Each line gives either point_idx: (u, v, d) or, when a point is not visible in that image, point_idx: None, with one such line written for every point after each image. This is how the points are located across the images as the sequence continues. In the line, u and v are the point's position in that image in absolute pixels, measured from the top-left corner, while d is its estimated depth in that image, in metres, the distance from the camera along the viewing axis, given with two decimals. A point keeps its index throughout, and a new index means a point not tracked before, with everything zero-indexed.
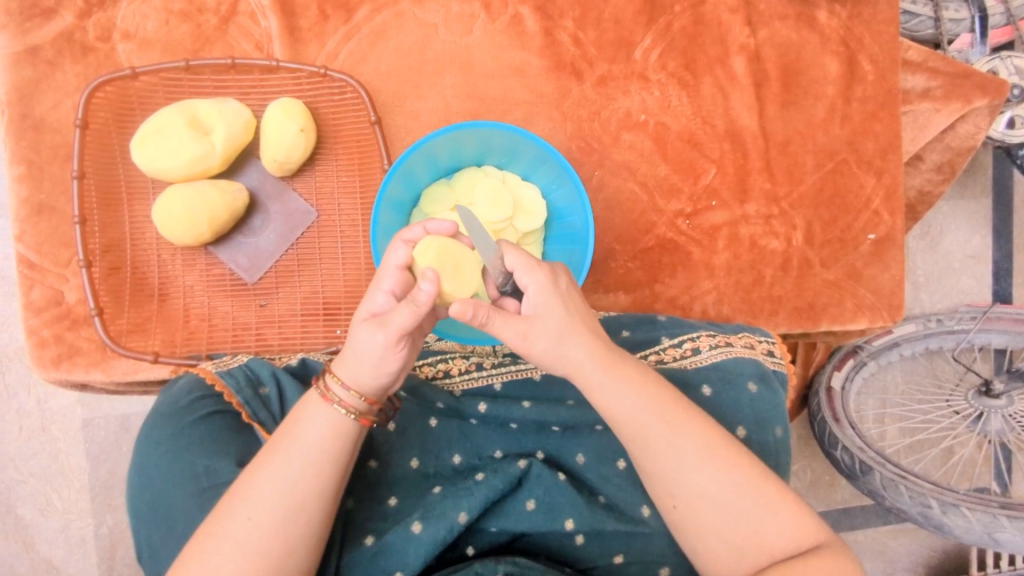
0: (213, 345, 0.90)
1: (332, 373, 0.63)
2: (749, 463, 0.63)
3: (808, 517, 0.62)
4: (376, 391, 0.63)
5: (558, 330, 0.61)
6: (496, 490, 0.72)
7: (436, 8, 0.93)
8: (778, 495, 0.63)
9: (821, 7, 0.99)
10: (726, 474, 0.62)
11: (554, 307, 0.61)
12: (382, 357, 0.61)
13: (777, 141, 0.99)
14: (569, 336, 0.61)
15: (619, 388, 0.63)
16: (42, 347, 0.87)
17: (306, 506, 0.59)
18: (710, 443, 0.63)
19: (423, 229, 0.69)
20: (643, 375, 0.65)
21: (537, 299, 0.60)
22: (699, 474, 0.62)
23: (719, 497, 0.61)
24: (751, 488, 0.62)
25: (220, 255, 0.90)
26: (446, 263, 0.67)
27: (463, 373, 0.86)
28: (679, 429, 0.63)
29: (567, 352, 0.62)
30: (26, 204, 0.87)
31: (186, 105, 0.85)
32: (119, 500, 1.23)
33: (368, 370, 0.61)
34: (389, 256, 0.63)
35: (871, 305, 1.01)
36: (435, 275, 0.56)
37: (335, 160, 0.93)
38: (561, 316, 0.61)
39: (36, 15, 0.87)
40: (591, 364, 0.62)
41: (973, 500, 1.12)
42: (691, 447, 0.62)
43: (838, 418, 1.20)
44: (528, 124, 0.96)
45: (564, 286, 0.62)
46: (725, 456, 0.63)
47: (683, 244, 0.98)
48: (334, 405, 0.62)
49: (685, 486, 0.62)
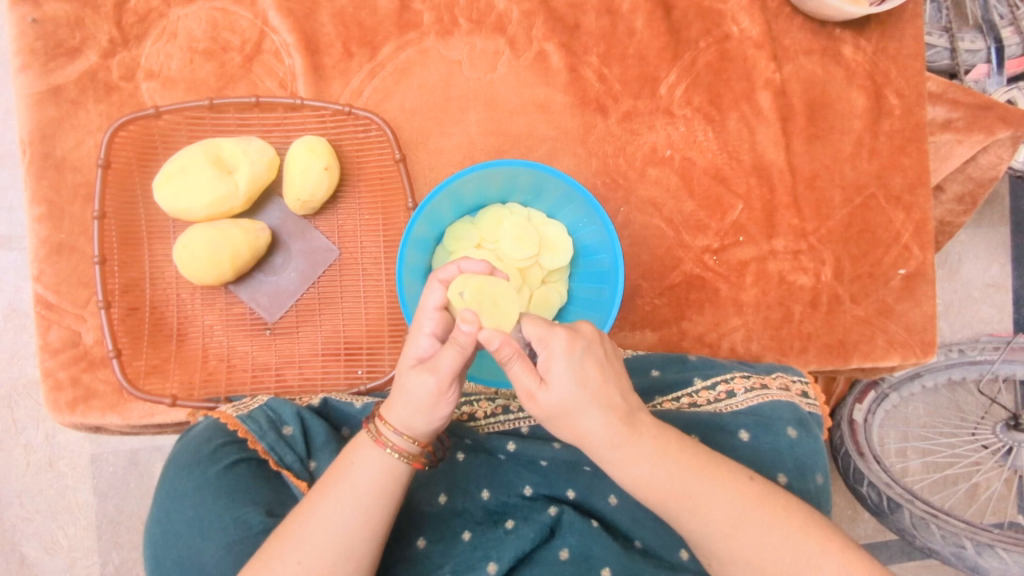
0: (232, 387, 0.88)
1: (383, 418, 0.60)
2: (789, 514, 0.58)
3: (861, 565, 0.56)
4: (430, 433, 0.61)
5: (566, 402, 0.56)
6: (527, 541, 0.69)
7: (460, 45, 0.93)
8: (822, 547, 0.57)
9: (846, 42, 0.98)
10: (761, 538, 0.57)
11: (566, 377, 0.56)
12: (432, 402, 0.58)
13: (804, 176, 0.98)
14: (580, 409, 0.57)
15: (634, 461, 0.58)
16: (58, 390, 0.85)
17: (338, 566, 0.57)
18: (740, 508, 0.58)
19: (457, 268, 0.67)
20: (662, 442, 0.59)
21: (547, 366, 0.56)
22: (731, 540, 0.57)
23: (755, 561, 0.57)
24: (791, 548, 0.57)
25: (240, 294, 0.88)
26: (484, 301, 0.64)
27: (489, 416, 0.82)
28: (704, 496, 0.58)
29: (576, 424, 0.57)
30: (45, 243, 0.86)
31: (210, 145, 0.84)
32: (127, 538, 1.19)
33: (422, 415, 0.59)
34: (425, 299, 0.61)
35: (903, 341, 0.98)
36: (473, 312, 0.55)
37: (357, 198, 0.92)
38: (571, 388, 0.56)
39: (61, 55, 0.86)
40: (604, 438, 0.57)
41: (1010, 539, 1.06)
42: (717, 515, 0.58)
43: (862, 452, 1.17)
44: (553, 159, 0.95)
45: (579, 353, 0.57)
46: (760, 517, 0.58)
47: (711, 280, 0.96)
48: (387, 449, 0.59)
49: (718, 553, 0.58)
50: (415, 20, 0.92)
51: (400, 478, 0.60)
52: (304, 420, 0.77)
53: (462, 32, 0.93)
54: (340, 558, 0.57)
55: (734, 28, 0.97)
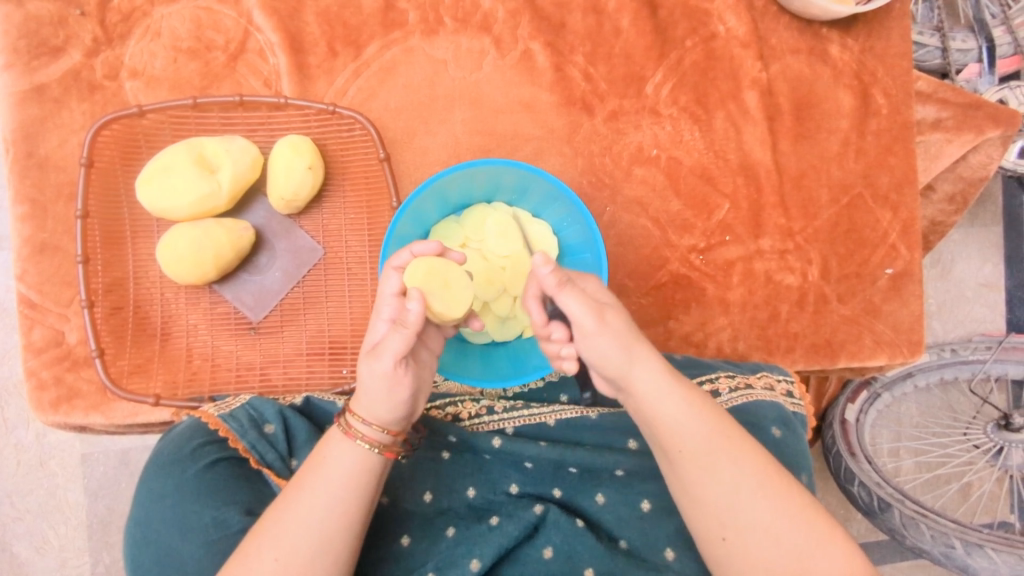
0: (216, 387, 0.87)
1: (351, 411, 0.61)
2: (802, 494, 0.60)
3: (857, 550, 0.58)
4: (398, 422, 0.62)
5: (621, 341, 0.60)
6: (509, 538, 0.69)
7: (446, 44, 0.93)
8: (830, 529, 0.58)
9: (833, 41, 0.98)
10: (780, 503, 0.58)
11: (620, 323, 0.61)
12: (391, 385, 0.59)
13: (791, 175, 0.98)
14: (630, 352, 0.61)
15: (677, 407, 0.60)
16: (41, 389, 0.84)
17: (315, 563, 0.56)
18: (763, 470, 0.60)
19: (409, 253, 0.68)
20: (702, 397, 0.62)
21: (603, 313, 0.61)
22: (753, 501, 0.58)
23: (773, 527, 0.57)
24: (805, 519, 0.58)
25: (224, 293, 0.88)
26: (434, 281, 0.66)
27: (474, 416, 0.81)
28: (734, 452, 0.60)
29: (628, 366, 0.61)
30: (29, 243, 0.86)
31: (193, 144, 0.84)
32: (117, 537, 1.19)
33: (384, 400, 0.60)
34: (383, 286, 0.64)
35: (890, 341, 0.98)
36: (419, 292, 0.59)
37: (342, 197, 0.92)
38: (624, 331, 0.61)
39: (44, 54, 0.86)
40: (655, 381, 0.61)
41: (999, 539, 1.05)
42: (744, 472, 0.59)
43: (853, 451, 1.16)
44: (539, 159, 0.95)
45: (627, 309, 0.63)
46: (780, 484, 0.59)
47: (697, 280, 0.96)
48: (357, 440, 0.60)
49: (738, 514, 0.58)
50: (400, 19, 0.92)
51: (375, 469, 0.60)
52: (286, 419, 0.76)
53: (447, 31, 0.93)
54: (317, 554, 0.56)
55: (721, 27, 0.96)
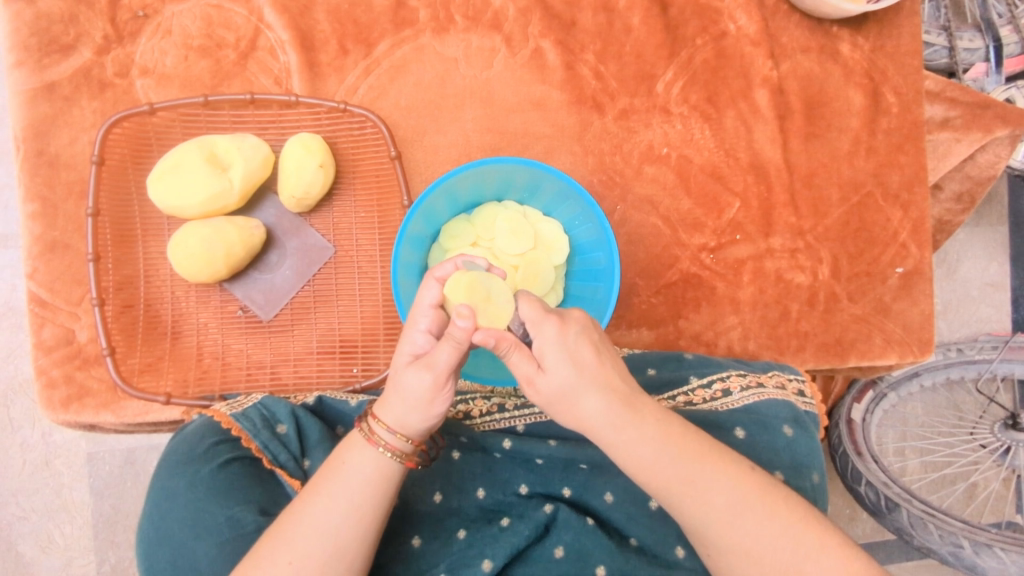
0: (227, 385, 0.87)
1: (375, 416, 0.60)
2: (789, 509, 0.58)
3: (858, 561, 0.56)
4: (422, 432, 0.60)
5: (563, 386, 0.56)
6: (521, 538, 0.69)
7: (457, 42, 0.93)
8: (820, 543, 0.57)
9: (843, 40, 0.98)
10: (760, 528, 0.57)
11: (560, 361, 0.56)
12: (427, 400, 0.58)
13: (801, 174, 0.98)
14: (577, 392, 0.57)
15: (637, 447, 0.58)
16: (51, 388, 0.84)
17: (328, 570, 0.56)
18: (740, 496, 0.58)
19: (453, 264, 0.66)
20: (669, 427, 0.60)
21: (541, 352, 0.56)
22: (730, 529, 0.57)
23: (756, 550, 0.57)
24: (790, 539, 0.57)
25: (235, 292, 0.88)
26: (476, 296, 0.62)
27: (485, 414, 0.81)
28: (706, 482, 0.58)
29: (575, 409, 0.57)
30: (39, 241, 0.86)
31: (204, 142, 0.84)
32: (123, 537, 1.19)
33: (417, 412, 0.58)
34: (421, 297, 0.61)
35: (901, 340, 0.98)
36: (469, 309, 0.54)
37: (352, 195, 0.92)
38: (567, 371, 0.56)
39: (55, 51, 0.86)
40: (603, 422, 0.58)
41: (1008, 539, 1.05)
42: (718, 501, 0.58)
43: (860, 451, 1.16)
44: (549, 157, 0.95)
45: (572, 338, 0.57)
46: (761, 507, 0.58)
47: (707, 279, 0.96)
48: (380, 448, 0.59)
49: (717, 540, 0.58)
50: (411, 17, 0.92)
51: (392, 477, 0.60)
52: (299, 419, 0.76)
53: (458, 29, 0.93)
54: (331, 558, 0.56)
55: (732, 25, 0.96)
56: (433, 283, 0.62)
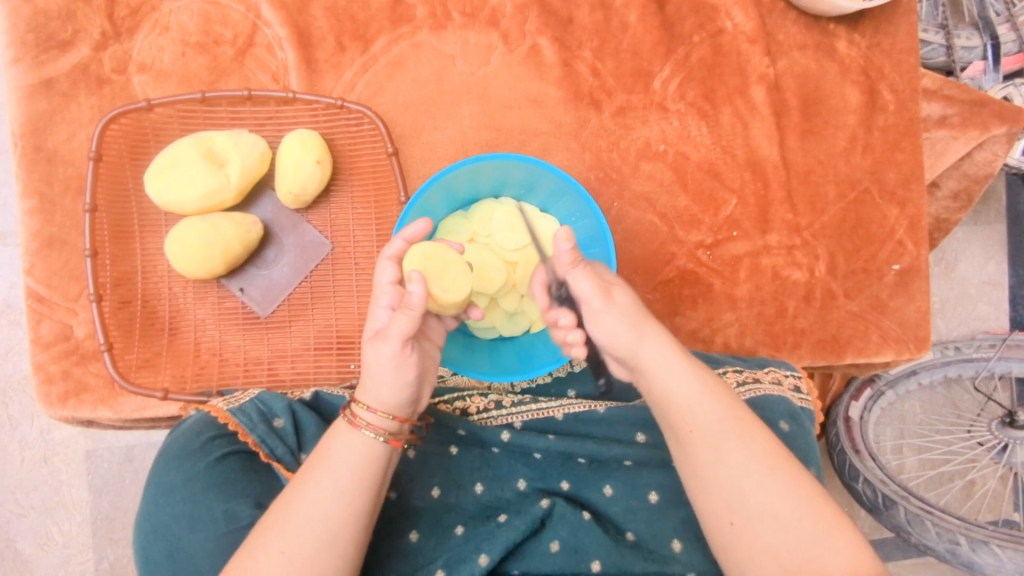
0: (224, 381, 0.87)
1: (357, 400, 0.62)
2: (809, 481, 0.59)
3: (866, 548, 0.56)
4: (403, 406, 0.63)
5: (630, 318, 0.65)
6: (518, 532, 0.69)
7: (454, 39, 0.93)
8: (836, 519, 0.57)
9: (840, 37, 0.98)
10: (786, 487, 0.58)
11: (626, 306, 0.65)
12: (398, 368, 0.61)
13: (798, 171, 0.98)
14: (639, 334, 0.65)
15: (693, 389, 0.62)
16: (49, 383, 0.84)
17: (319, 562, 0.56)
18: (775, 452, 0.60)
19: (408, 243, 0.72)
20: (720, 387, 0.65)
21: (608, 298, 0.65)
22: (760, 485, 0.58)
23: (780, 512, 0.57)
24: (810, 507, 0.57)
25: (231, 287, 0.88)
26: (431, 265, 0.69)
27: (482, 411, 0.80)
28: (747, 432, 0.61)
29: (638, 342, 0.64)
30: (37, 237, 0.86)
31: (202, 138, 0.83)
32: (121, 534, 1.19)
33: (390, 383, 0.61)
34: (380, 275, 0.65)
35: (897, 337, 0.98)
36: (419, 274, 0.59)
37: (350, 192, 0.92)
38: (631, 316, 0.65)
39: (53, 47, 0.86)
40: (665, 358, 0.64)
41: (1004, 536, 1.05)
42: (756, 447, 0.60)
43: (857, 449, 1.16)
44: (546, 154, 0.95)
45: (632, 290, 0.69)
46: (786, 466, 0.59)
47: (704, 275, 0.96)
48: (363, 430, 0.60)
49: (744, 495, 0.58)
50: (408, 14, 0.92)
51: (379, 459, 0.60)
52: (295, 413, 0.76)
53: (455, 26, 0.93)
54: (323, 546, 0.56)
55: (728, 22, 0.96)
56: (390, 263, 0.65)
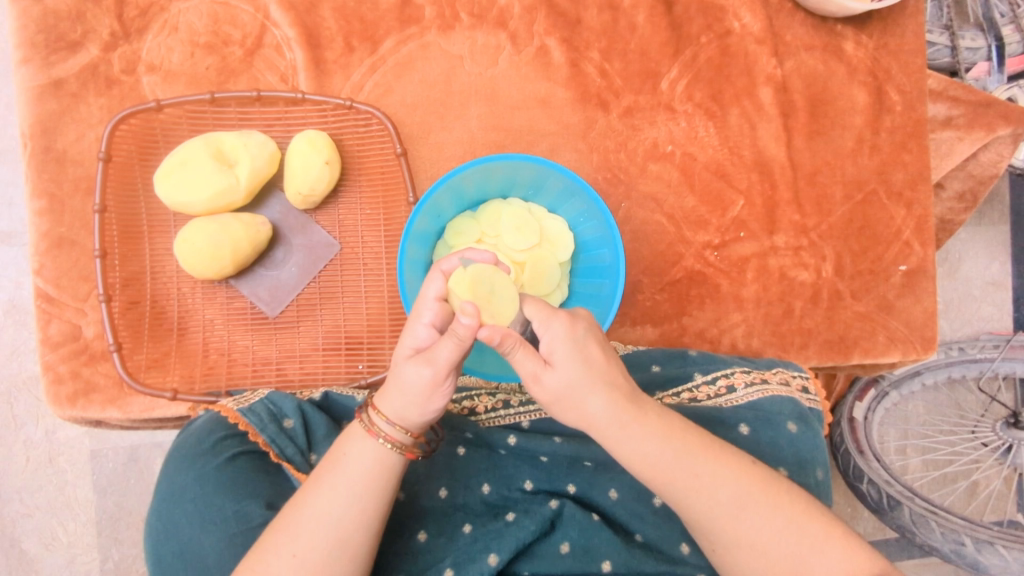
0: (232, 381, 0.87)
1: (375, 407, 0.60)
2: (791, 501, 0.59)
3: (860, 550, 0.57)
4: (422, 424, 0.60)
5: (572, 382, 0.56)
6: (528, 532, 0.69)
7: (462, 40, 0.93)
8: (824, 533, 0.58)
9: (847, 38, 0.99)
10: (764, 521, 0.58)
11: (568, 359, 0.56)
12: (428, 393, 0.58)
13: (805, 172, 0.98)
14: (584, 389, 0.56)
15: (645, 449, 0.58)
16: (58, 383, 0.84)
17: (329, 566, 0.56)
18: (745, 489, 0.59)
19: (459, 259, 0.66)
20: (676, 430, 0.60)
21: (550, 348, 0.56)
22: (735, 523, 0.58)
23: (760, 543, 0.58)
24: (793, 532, 0.58)
25: (241, 288, 0.88)
26: (479, 291, 0.62)
27: (490, 411, 0.81)
28: (709, 475, 0.59)
29: (578, 407, 0.57)
30: (46, 237, 0.86)
31: (210, 139, 0.84)
32: (126, 534, 1.19)
33: (416, 405, 0.58)
34: (425, 289, 0.60)
35: (904, 338, 0.98)
36: (473, 306, 0.53)
37: (358, 193, 0.92)
38: (574, 369, 0.56)
39: (62, 48, 0.86)
40: (606, 420, 0.57)
41: (1010, 537, 1.05)
42: (723, 497, 0.58)
43: (862, 449, 1.16)
44: (554, 155, 0.95)
45: (581, 333, 0.57)
46: (765, 502, 0.59)
47: (711, 276, 0.96)
48: (380, 439, 0.59)
49: (720, 533, 0.58)
50: (416, 15, 0.92)
51: (393, 467, 0.60)
52: (305, 414, 0.77)
53: (463, 27, 0.93)
54: (335, 548, 0.57)
55: (736, 23, 0.97)
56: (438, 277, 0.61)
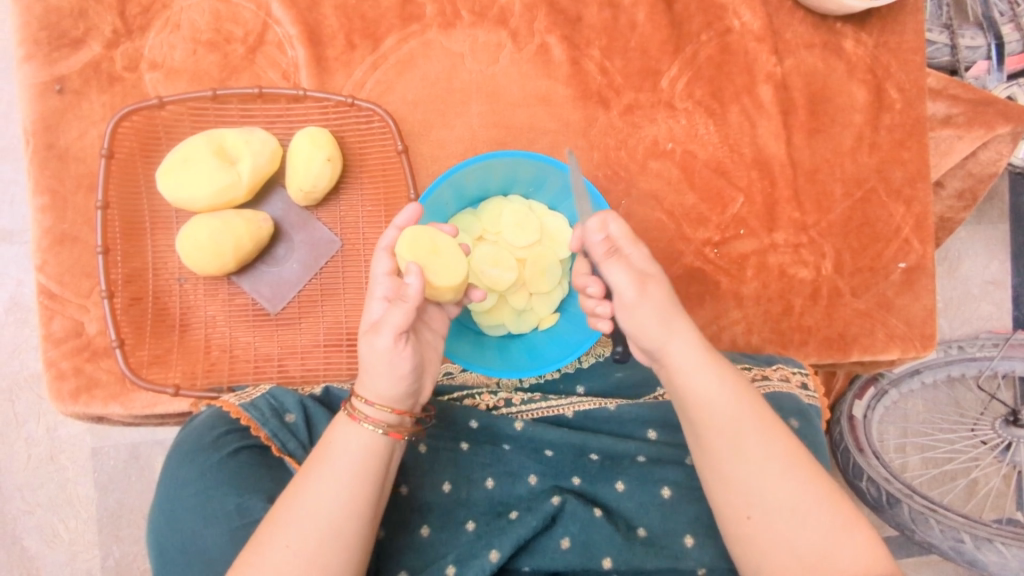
0: (234, 377, 0.88)
1: (356, 394, 0.62)
2: (828, 480, 0.61)
3: (878, 543, 0.58)
4: (399, 399, 0.62)
5: (666, 304, 0.64)
6: (529, 528, 0.69)
7: (463, 37, 0.93)
8: (852, 517, 0.59)
9: (847, 36, 0.99)
10: (805, 485, 0.59)
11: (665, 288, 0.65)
12: (392, 359, 0.60)
13: (805, 169, 0.98)
14: (667, 318, 0.64)
15: (717, 389, 0.62)
16: (61, 379, 0.85)
17: (322, 559, 0.56)
18: (793, 451, 0.61)
19: (396, 229, 0.70)
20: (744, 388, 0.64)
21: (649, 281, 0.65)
22: (779, 481, 0.59)
23: (799, 506, 0.58)
24: (828, 506, 0.59)
25: (243, 285, 0.89)
26: (427, 258, 0.69)
27: (492, 407, 0.81)
28: (767, 427, 0.61)
29: (667, 324, 0.64)
30: (48, 234, 0.86)
31: (213, 135, 0.84)
32: (128, 531, 1.20)
33: (385, 376, 0.61)
34: (375, 269, 0.66)
35: (903, 335, 0.98)
36: (418, 267, 0.60)
37: (359, 190, 0.92)
38: (659, 301, 0.64)
39: (65, 45, 0.87)
40: (691, 347, 0.64)
41: (1010, 534, 1.05)
42: (776, 451, 0.60)
43: (861, 448, 1.16)
44: (555, 153, 0.96)
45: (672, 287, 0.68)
46: (807, 467, 0.60)
47: (711, 273, 0.97)
48: (362, 423, 0.61)
49: (764, 490, 0.59)
50: (418, 13, 0.92)
51: (383, 450, 0.61)
52: (307, 409, 0.77)
53: (464, 25, 0.93)
54: (330, 537, 0.57)
55: (736, 21, 0.97)
56: (383, 255, 0.67)
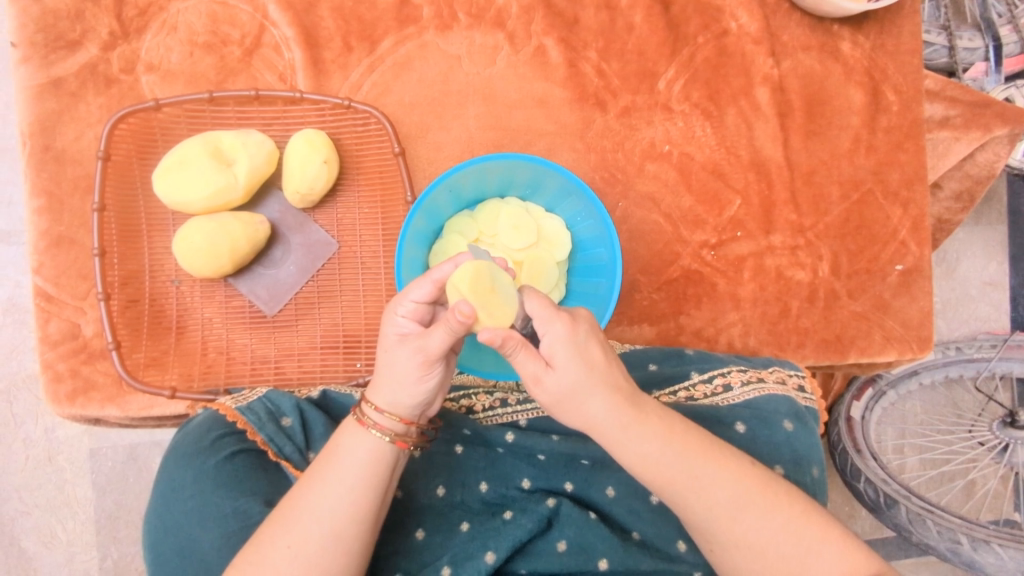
0: (231, 379, 0.88)
1: (368, 399, 0.61)
2: (790, 501, 0.60)
3: (857, 551, 0.58)
4: (414, 411, 0.62)
5: (574, 383, 0.56)
6: (525, 531, 0.69)
7: (460, 40, 0.93)
8: (820, 533, 0.58)
9: (844, 38, 0.99)
10: (761, 523, 0.58)
11: (569, 362, 0.56)
12: (419, 378, 0.59)
13: (802, 172, 0.98)
14: (585, 390, 0.57)
15: (647, 451, 0.59)
16: (57, 382, 0.85)
17: (320, 563, 0.56)
18: (743, 491, 0.59)
19: (453, 262, 0.63)
20: (676, 431, 0.60)
21: (551, 350, 0.56)
22: (732, 525, 0.58)
23: (757, 543, 0.58)
24: (790, 533, 0.58)
25: (240, 287, 0.89)
26: (482, 293, 0.60)
27: (487, 409, 0.82)
28: (706, 477, 0.59)
29: (581, 407, 0.58)
30: (45, 236, 0.86)
31: (209, 137, 0.84)
32: (125, 532, 1.20)
33: (407, 390, 0.60)
34: (410, 290, 0.62)
35: (900, 338, 0.98)
36: (469, 305, 0.54)
37: (356, 191, 0.92)
38: (576, 370, 0.56)
39: (61, 47, 0.87)
40: (609, 421, 0.58)
41: (1005, 535, 1.05)
42: (721, 497, 0.59)
43: (859, 448, 1.16)
44: (551, 155, 0.96)
45: (583, 336, 0.57)
46: (760, 503, 0.59)
47: (708, 275, 0.97)
48: (371, 429, 0.60)
49: (719, 534, 0.59)
50: (414, 15, 0.92)
51: (387, 459, 0.60)
52: (303, 412, 0.77)
53: (461, 27, 0.93)
54: (330, 539, 0.57)
55: (733, 23, 0.97)
56: (427, 282, 0.62)
